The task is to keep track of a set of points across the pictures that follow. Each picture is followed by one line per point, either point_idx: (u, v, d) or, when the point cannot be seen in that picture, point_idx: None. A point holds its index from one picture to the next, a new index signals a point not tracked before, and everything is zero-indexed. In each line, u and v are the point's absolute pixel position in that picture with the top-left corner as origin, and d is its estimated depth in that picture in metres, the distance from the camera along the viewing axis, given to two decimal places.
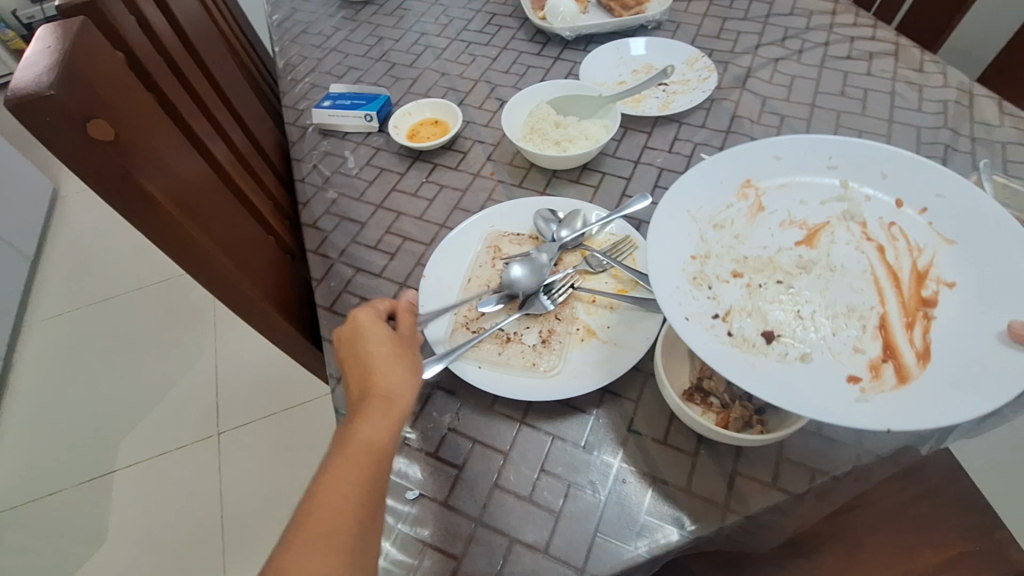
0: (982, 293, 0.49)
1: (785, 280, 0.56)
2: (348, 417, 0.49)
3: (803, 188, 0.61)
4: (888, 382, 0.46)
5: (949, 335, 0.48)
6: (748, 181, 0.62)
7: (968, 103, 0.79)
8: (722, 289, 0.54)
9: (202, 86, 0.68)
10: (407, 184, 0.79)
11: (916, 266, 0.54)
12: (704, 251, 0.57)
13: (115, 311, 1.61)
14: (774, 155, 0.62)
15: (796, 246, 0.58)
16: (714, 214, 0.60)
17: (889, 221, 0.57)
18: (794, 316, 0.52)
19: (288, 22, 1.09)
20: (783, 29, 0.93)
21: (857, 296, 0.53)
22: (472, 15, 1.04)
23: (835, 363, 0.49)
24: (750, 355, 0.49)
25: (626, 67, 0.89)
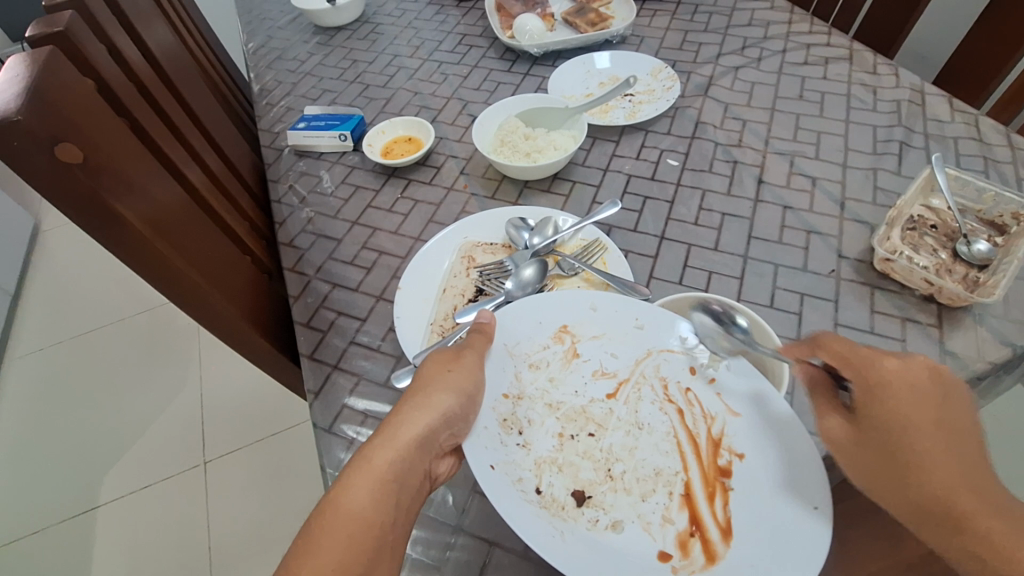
0: (764, 473, 0.48)
1: (596, 434, 0.55)
2: (349, 475, 0.44)
3: (614, 339, 0.59)
4: (697, 561, 0.46)
5: (744, 507, 0.48)
6: (562, 326, 0.59)
7: (920, 102, 0.82)
8: (532, 435, 0.54)
9: (174, 112, 0.69)
10: (382, 200, 0.80)
11: (710, 434, 0.53)
12: (518, 390, 0.56)
13: (98, 343, 1.60)
14: (589, 307, 0.60)
15: (606, 398, 0.57)
16: (529, 352, 0.58)
17: (685, 386, 0.56)
18: (604, 476, 0.52)
19: (264, 50, 1.11)
20: (742, 39, 0.97)
21: (660, 456, 0.53)
22: (444, 36, 1.07)
23: (644, 535, 0.48)
24: (560, 521, 0.48)
25: (593, 80, 0.92)
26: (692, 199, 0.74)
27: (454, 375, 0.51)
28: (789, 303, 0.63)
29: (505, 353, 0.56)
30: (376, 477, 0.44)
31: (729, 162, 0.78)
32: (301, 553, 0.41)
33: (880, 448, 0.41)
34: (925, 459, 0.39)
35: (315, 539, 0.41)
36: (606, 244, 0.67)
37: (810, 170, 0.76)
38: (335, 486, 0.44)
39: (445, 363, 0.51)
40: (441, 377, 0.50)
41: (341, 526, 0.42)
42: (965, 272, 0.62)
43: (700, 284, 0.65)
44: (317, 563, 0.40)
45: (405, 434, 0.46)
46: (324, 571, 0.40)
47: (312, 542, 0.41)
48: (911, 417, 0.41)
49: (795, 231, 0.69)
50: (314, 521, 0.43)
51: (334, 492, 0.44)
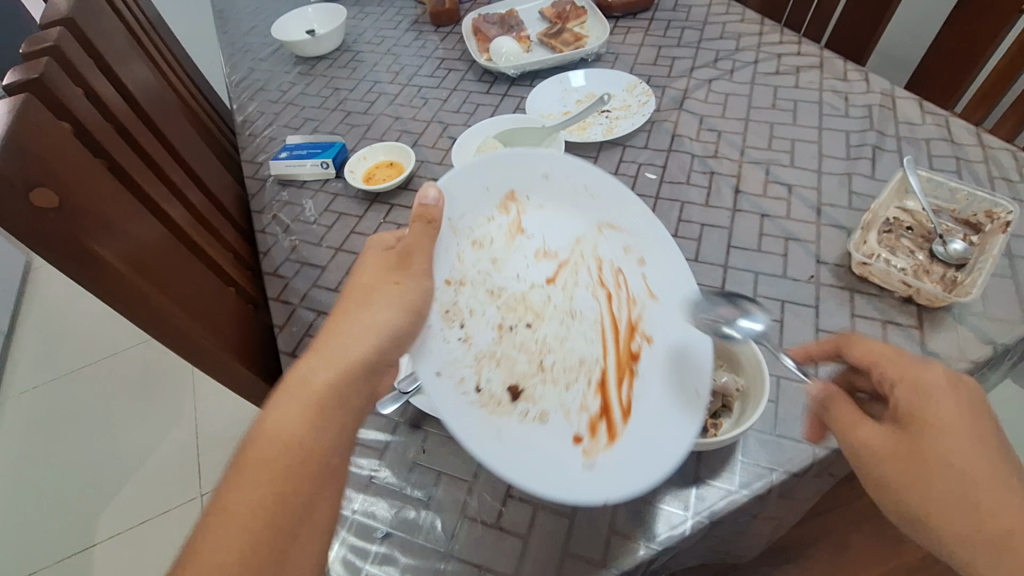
0: (670, 352, 0.50)
1: (534, 323, 0.52)
2: (282, 393, 0.44)
3: (559, 216, 0.55)
4: (603, 442, 0.47)
5: (647, 395, 0.49)
6: (510, 193, 0.53)
7: (891, 106, 0.84)
8: (472, 326, 0.49)
9: (155, 149, 0.69)
10: (365, 225, 0.81)
11: (629, 318, 0.53)
12: (460, 275, 0.50)
13: (92, 379, 1.59)
14: (541, 171, 0.54)
15: (547, 282, 0.54)
16: (472, 227, 0.52)
17: (617, 267, 0.54)
18: (535, 369, 0.50)
19: (246, 81, 1.13)
20: (714, 52, 0.99)
21: (586, 346, 0.52)
22: (423, 61, 1.09)
23: (565, 424, 0.48)
24: (493, 418, 0.46)
25: (569, 98, 0.93)
26: (671, 212, 0.75)
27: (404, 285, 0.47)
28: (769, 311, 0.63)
29: (449, 227, 0.50)
30: (308, 395, 0.44)
31: (706, 173, 0.79)
32: (232, 477, 0.41)
33: (919, 463, 0.40)
34: (971, 477, 0.39)
35: (243, 461, 0.41)
36: None
37: (786, 177, 0.77)
38: (267, 407, 0.44)
39: (391, 275, 0.48)
40: (384, 289, 0.48)
41: (278, 454, 0.41)
42: (942, 273, 0.63)
43: None
44: (250, 496, 0.40)
45: (345, 350, 0.46)
46: (248, 498, 0.40)
47: (244, 471, 0.41)
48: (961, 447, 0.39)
49: (773, 239, 0.70)
50: (246, 445, 0.42)
51: (268, 414, 0.43)
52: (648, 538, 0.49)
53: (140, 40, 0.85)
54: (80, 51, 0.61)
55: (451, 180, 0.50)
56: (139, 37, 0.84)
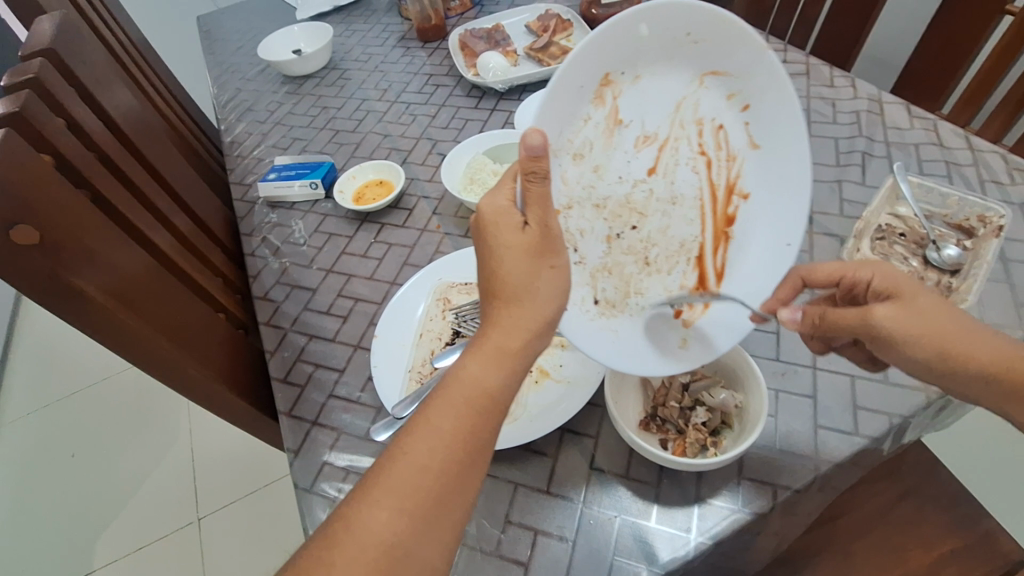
0: (768, 206, 0.51)
1: (639, 223, 0.54)
2: (478, 346, 0.42)
3: (657, 83, 0.50)
4: (699, 308, 0.54)
5: (744, 257, 0.53)
6: (605, 77, 0.49)
7: (878, 111, 0.84)
8: (583, 245, 0.53)
9: (140, 175, 0.68)
10: (355, 246, 0.80)
11: (728, 178, 0.53)
12: (567, 200, 0.52)
13: (83, 405, 1.56)
14: (637, 30, 0.47)
15: (648, 173, 0.53)
16: (571, 140, 0.50)
17: (716, 122, 0.51)
18: (640, 265, 0.55)
19: (233, 102, 1.12)
20: None
21: (684, 228, 0.54)
22: (411, 78, 1.09)
23: (670, 303, 0.54)
24: (610, 321, 0.53)
25: None
26: None
27: (556, 273, 0.44)
28: (766, 323, 0.63)
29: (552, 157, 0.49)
30: (501, 356, 0.41)
31: None
32: (425, 414, 0.40)
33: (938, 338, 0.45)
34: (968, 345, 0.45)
35: (434, 402, 0.40)
36: None
37: None
38: (462, 356, 0.42)
39: (543, 258, 0.43)
40: (539, 277, 0.43)
41: (437, 442, 0.39)
42: (938, 279, 0.63)
43: None
44: (436, 439, 0.39)
45: (532, 313, 0.42)
46: (435, 444, 0.39)
47: (434, 411, 0.40)
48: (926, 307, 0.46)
49: None
50: (438, 387, 0.41)
51: (467, 363, 0.41)
52: (649, 561, 0.48)
53: (124, 66, 0.84)
54: (58, 77, 0.60)
55: (544, 108, 0.46)
56: (123, 62, 0.84)
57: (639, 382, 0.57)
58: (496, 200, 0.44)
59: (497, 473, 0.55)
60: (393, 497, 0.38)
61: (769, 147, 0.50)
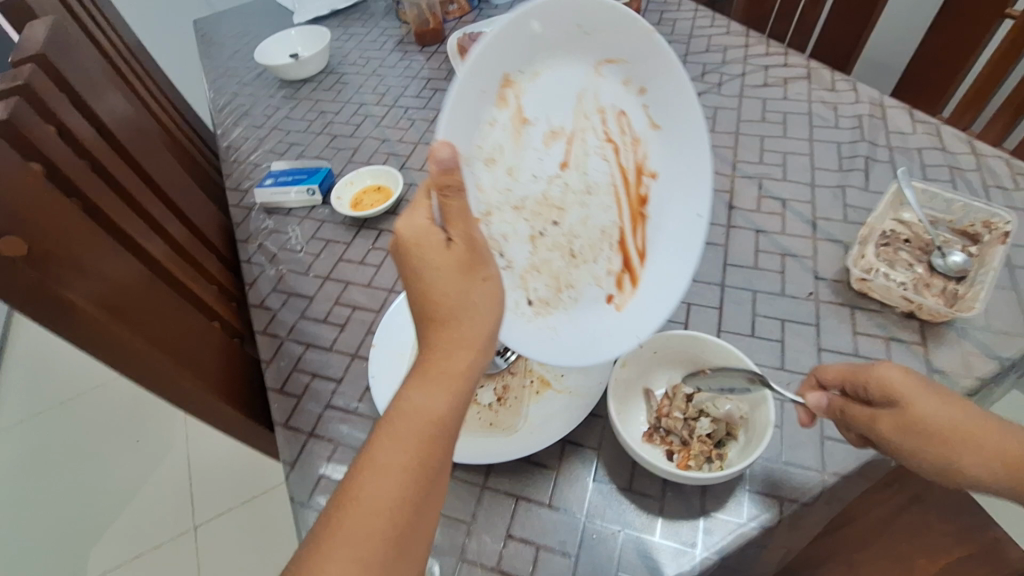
0: (675, 182, 0.53)
1: (560, 219, 0.52)
2: (420, 374, 0.40)
3: (554, 76, 0.50)
4: (628, 291, 0.54)
5: (660, 235, 0.54)
6: (504, 78, 0.48)
7: (880, 116, 0.83)
8: (508, 250, 0.51)
9: (133, 182, 0.67)
10: (353, 253, 0.79)
11: (636, 161, 0.53)
12: (485, 207, 0.49)
13: (78, 412, 1.54)
14: (530, 27, 0.47)
15: (562, 167, 0.52)
16: (480, 146, 0.48)
17: (619, 106, 0.52)
18: (566, 259, 0.54)
19: (229, 107, 1.11)
20: (701, 65, 0.98)
21: (605, 216, 0.53)
22: (409, 82, 1.08)
23: (597, 291, 0.54)
24: (541, 319, 0.53)
25: None
26: None
27: (490, 286, 0.42)
28: (770, 331, 0.61)
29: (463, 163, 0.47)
30: (445, 381, 0.39)
31: None
32: (371, 452, 0.38)
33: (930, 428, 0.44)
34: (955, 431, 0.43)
35: (381, 439, 0.38)
36: None
37: (780, 191, 0.76)
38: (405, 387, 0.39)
39: (473, 273, 0.41)
40: (471, 290, 0.41)
41: (385, 484, 0.37)
42: (943, 285, 0.62)
43: (679, 318, 0.63)
44: (387, 480, 0.37)
45: (471, 331, 0.40)
46: (387, 488, 0.37)
47: (382, 451, 0.38)
48: (948, 410, 0.43)
49: (769, 255, 0.68)
50: (385, 420, 0.39)
51: (412, 394, 0.39)
52: None
53: (119, 71, 0.83)
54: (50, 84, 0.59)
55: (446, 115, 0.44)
56: (117, 67, 0.83)
57: (643, 392, 0.56)
58: (414, 222, 0.42)
59: (498, 486, 0.54)
60: (345, 553, 0.35)
61: (670, 125, 0.51)
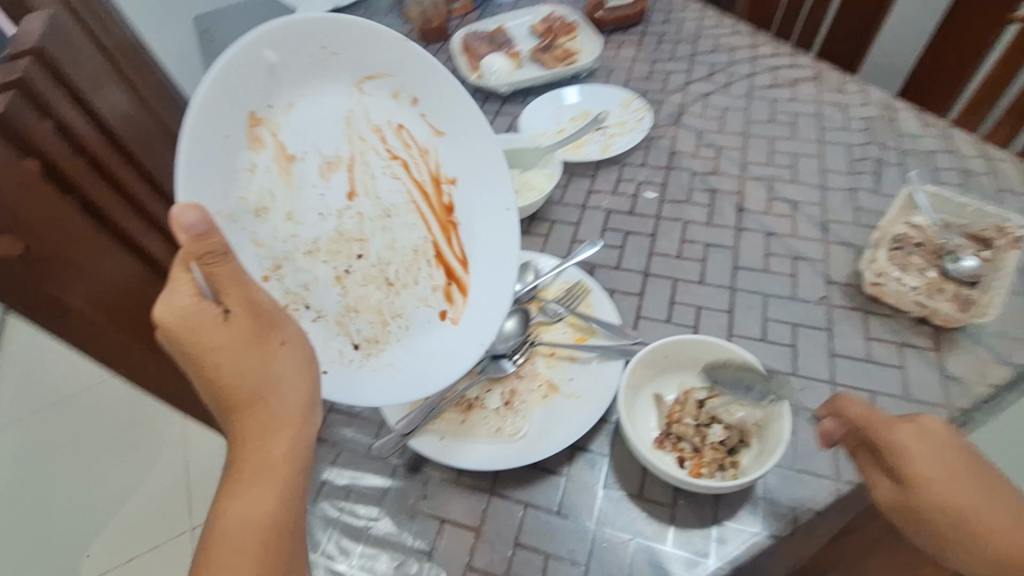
0: (473, 180, 0.58)
1: (363, 251, 0.52)
2: (236, 471, 0.37)
3: (314, 104, 0.50)
4: (459, 301, 0.56)
5: (474, 237, 0.57)
6: (252, 118, 0.45)
7: (890, 118, 0.83)
8: (314, 298, 0.49)
9: (132, 180, 0.65)
10: None
11: (432, 171, 0.56)
12: (272, 260, 0.47)
13: (70, 410, 1.52)
14: (263, 58, 0.45)
15: (348, 198, 0.51)
16: (245, 198, 0.45)
17: (396, 122, 0.54)
18: (383, 290, 0.53)
19: None
20: (709, 65, 0.97)
21: (413, 234, 0.55)
22: None
23: (427, 311, 0.55)
24: (372, 360, 0.52)
25: (563, 116, 0.89)
26: (673, 231, 0.72)
27: (289, 350, 0.39)
28: (782, 335, 0.60)
29: (223, 224, 0.43)
30: (268, 469, 0.37)
31: (708, 190, 0.76)
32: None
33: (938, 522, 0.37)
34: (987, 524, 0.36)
35: (208, 563, 0.35)
36: (589, 286, 0.65)
37: (789, 194, 0.75)
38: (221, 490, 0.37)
39: (263, 343, 0.38)
40: (268, 360, 0.38)
41: None
42: (956, 290, 0.60)
43: (689, 321, 0.62)
44: None
45: (279, 404, 0.38)
46: None
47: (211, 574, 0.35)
48: (955, 477, 0.37)
49: (780, 258, 0.68)
50: (205, 537, 0.36)
51: (229, 501, 0.36)
52: None
53: (117, 64, 0.81)
54: (45, 77, 0.57)
55: (184, 174, 0.40)
56: (116, 60, 0.81)
57: (653, 398, 0.55)
58: (175, 303, 0.35)
59: (505, 493, 0.53)
60: None
61: (450, 130, 0.57)
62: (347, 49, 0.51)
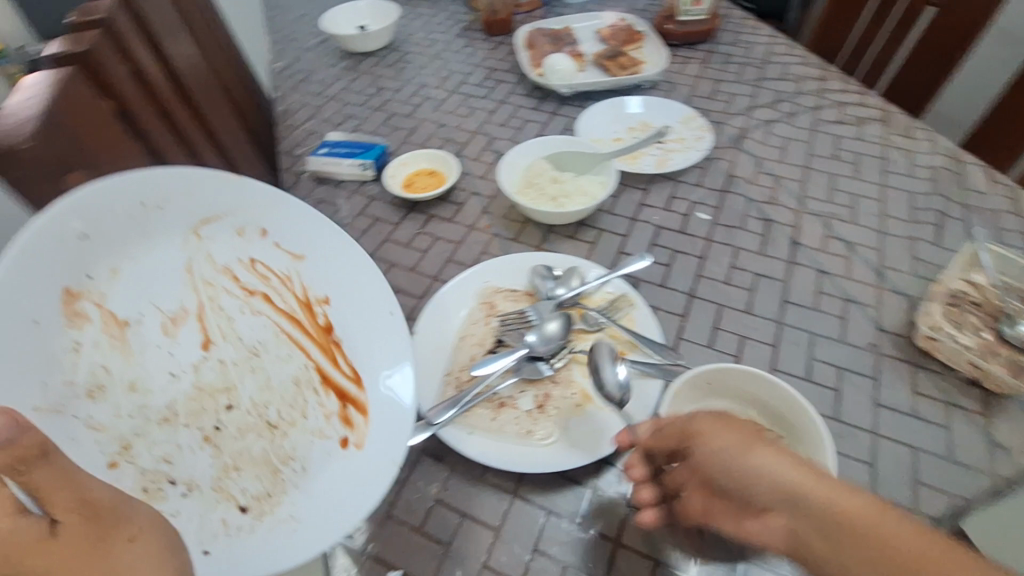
0: (343, 291, 0.54)
1: (230, 402, 0.48)
2: None
3: (147, 266, 0.46)
4: (359, 423, 0.50)
5: (359, 351, 0.53)
6: (70, 293, 0.40)
7: (957, 171, 0.81)
8: (182, 466, 0.44)
9: (194, 134, 0.66)
10: (400, 235, 0.77)
11: (299, 296, 0.54)
12: (119, 443, 0.41)
13: None
14: (76, 231, 0.40)
15: (203, 350, 0.49)
16: (74, 385, 0.39)
17: (246, 258, 0.52)
18: (266, 436, 0.48)
19: (289, 70, 1.10)
20: (774, 93, 0.95)
21: (288, 367, 0.52)
22: (472, 69, 1.06)
23: (322, 445, 0.49)
24: (269, 513, 0.45)
25: (622, 124, 0.88)
26: (724, 256, 0.70)
27: (143, 547, 0.30)
28: (826, 377, 0.59)
29: (51, 421, 0.37)
30: None
31: (763, 219, 0.75)
32: None
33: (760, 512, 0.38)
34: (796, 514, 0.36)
35: None
36: (634, 300, 0.64)
37: (846, 234, 0.73)
38: None
39: (108, 539, 0.29)
40: (111, 564, 0.28)
41: None
42: (1011, 355, 0.56)
43: (732, 350, 0.61)
44: None
45: None
46: None
47: None
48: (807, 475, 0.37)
49: (831, 298, 0.66)
50: None
51: None
52: None
53: (192, 18, 0.82)
54: (130, 21, 0.58)
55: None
56: (191, 14, 0.82)
57: None
58: None
59: (528, 496, 0.52)
60: None
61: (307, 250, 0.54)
62: (177, 195, 0.47)
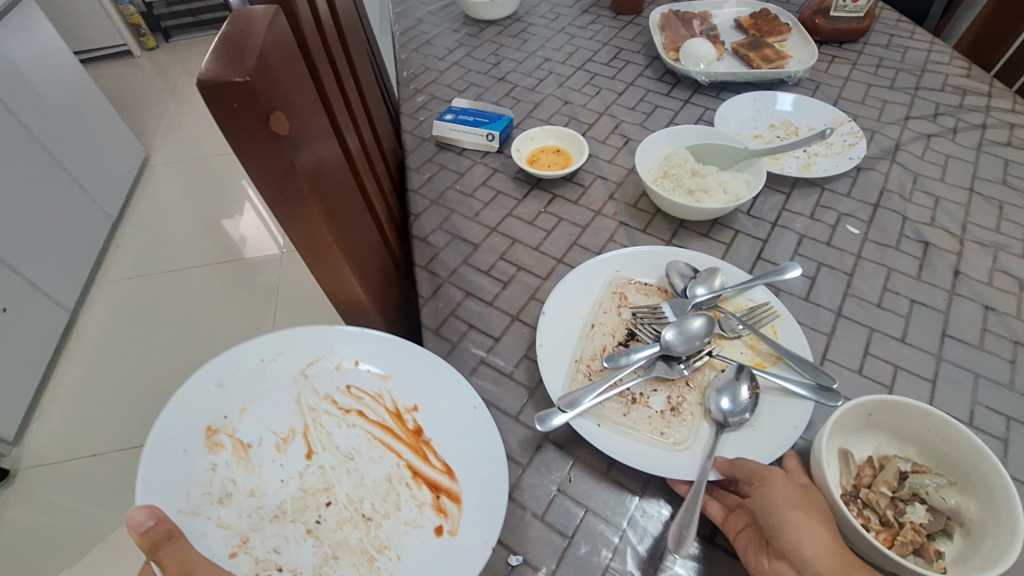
0: (428, 392, 0.55)
1: (329, 498, 0.51)
2: None
3: (266, 404, 0.55)
4: (451, 511, 0.48)
5: (450, 443, 0.52)
6: (209, 430, 0.52)
7: None
8: (287, 558, 0.47)
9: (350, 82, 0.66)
10: (523, 211, 0.76)
11: (391, 407, 0.56)
12: (238, 537, 0.48)
13: (181, 284, 1.62)
14: (212, 387, 0.53)
15: (307, 459, 0.53)
16: (207, 490, 0.49)
17: (343, 386, 0.57)
18: (362, 528, 0.49)
19: (412, 32, 1.09)
20: (933, 104, 0.87)
21: (380, 467, 0.53)
22: (598, 47, 1.02)
23: (416, 531, 0.48)
24: None
25: (762, 121, 0.83)
26: (875, 277, 0.65)
27: None
28: (993, 425, 0.53)
29: (189, 520, 0.47)
30: None
31: (919, 241, 0.69)
32: None
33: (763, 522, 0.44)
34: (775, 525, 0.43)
35: None
36: (778, 311, 0.60)
37: (1017, 269, 0.66)
38: None
39: None
40: None
41: None
42: None
43: (884, 379, 0.56)
44: None
45: None
46: None
47: None
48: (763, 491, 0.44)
49: (998, 338, 0.60)
50: None
51: None
52: None
53: None
54: None
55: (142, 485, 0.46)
56: None
57: (839, 453, 0.50)
58: None
59: (655, 502, 0.50)
60: None
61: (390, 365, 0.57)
62: (286, 344, 0.57)
